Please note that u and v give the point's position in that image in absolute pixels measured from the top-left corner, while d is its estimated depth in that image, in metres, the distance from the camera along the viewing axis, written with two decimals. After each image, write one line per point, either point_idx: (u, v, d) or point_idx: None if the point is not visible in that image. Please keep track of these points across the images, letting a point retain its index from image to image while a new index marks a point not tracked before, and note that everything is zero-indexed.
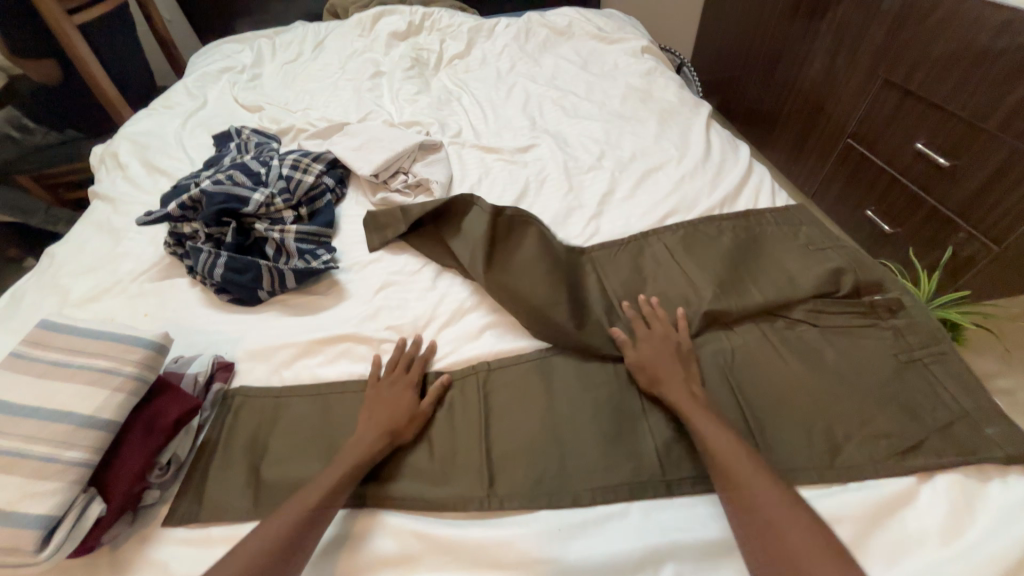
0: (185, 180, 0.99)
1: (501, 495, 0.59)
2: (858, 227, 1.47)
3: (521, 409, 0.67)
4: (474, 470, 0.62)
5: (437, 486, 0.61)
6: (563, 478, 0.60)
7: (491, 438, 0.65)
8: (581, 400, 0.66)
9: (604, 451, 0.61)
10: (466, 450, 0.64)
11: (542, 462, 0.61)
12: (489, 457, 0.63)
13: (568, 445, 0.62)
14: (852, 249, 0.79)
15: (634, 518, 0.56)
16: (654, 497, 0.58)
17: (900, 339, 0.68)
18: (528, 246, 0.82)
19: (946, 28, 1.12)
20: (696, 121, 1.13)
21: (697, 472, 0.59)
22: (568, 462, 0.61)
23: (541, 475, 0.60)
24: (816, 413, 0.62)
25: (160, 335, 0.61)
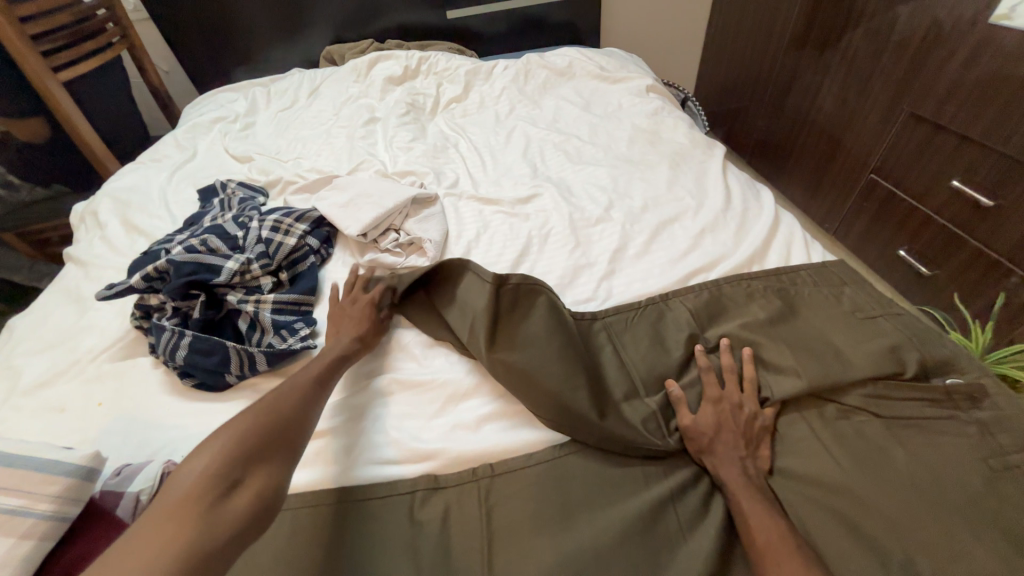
0: (156, 246, 0.91)
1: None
2: (890, 267, 1.36)
3: (528, 531, 0.54)
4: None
5: None
6: None
7: (492, 573, 0.52)
8: (602, 518, 0.54)
9: None
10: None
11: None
12: None
13: None
14: (909, 319, 0.68)
15: None
16: None
17: (989, 439, 0.55)
18: (537, 317, 0.70)
19: (978, 61, 1.04)
20: (711, 164, 1.05)
21: None
22: None
23: None
24: (899, 543, 0.49)
25: (88, 457, 0.52)
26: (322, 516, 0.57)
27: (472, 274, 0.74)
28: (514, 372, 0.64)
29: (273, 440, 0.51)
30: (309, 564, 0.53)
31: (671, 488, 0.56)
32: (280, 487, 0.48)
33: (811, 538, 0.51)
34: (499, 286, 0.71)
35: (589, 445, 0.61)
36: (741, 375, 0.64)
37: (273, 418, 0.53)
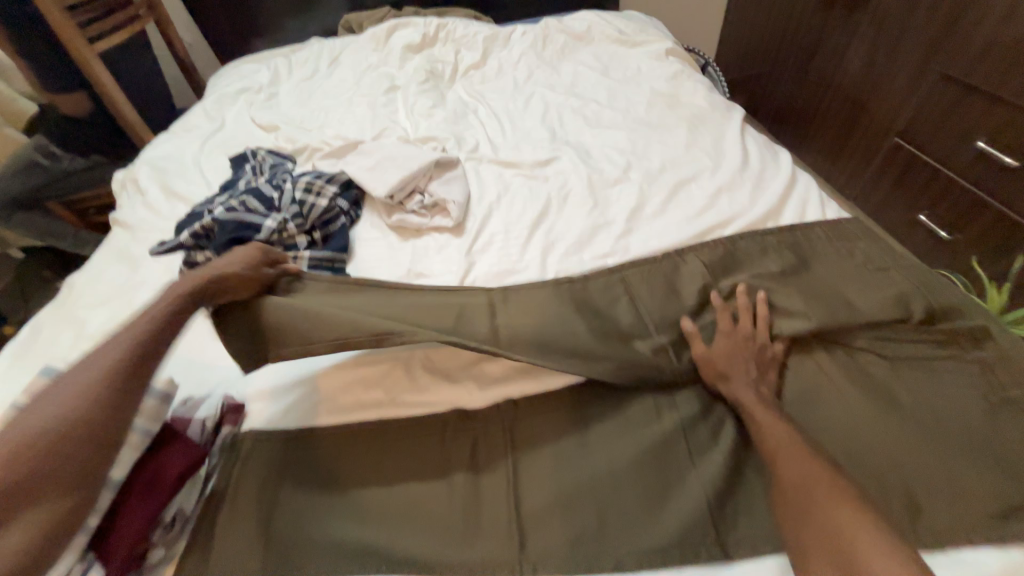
0: (200, 207, 0.98)
1: (531, 554, 0.52)
2: (909, 233, 1.36)
3: (552, 456, 0.59)
4: (503, 528, 0.55)
5: (461, 547, 0.54)
6: (603, 541, 0.52)
7: (520, 489, 0.58)
8: (620, 447, 0.59)
9: (647, 508, 0.54)
10: (493, 502, 0.57)
11: (579, 518, 0.54)
12: (519, 514, 0.56)
13: (607, 499, 0.55)
14: (919, 270, 0.70)
15: None
16: (709, 564, 0.50)
17: (990, 376, 0.58)
18: (559, 272, 0.75)
19: (1016, 13, 1.01)
20: (729, 126, 1.05)
21: (757, 532, 0.52)
22: (608, 521, 0.54)
23: (577, 537, 0.53)
24: (896, 466, 0.53)
25: (164, 383, 0.58)
26: (366, 442, 0.63)
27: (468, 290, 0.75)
28: (502, 341, 0.66)
29: (22, 477, 0.44)
30: (360, 483, 0.60)
31: (686, 419, 0.61)
32: (55, 514, 0.44)
33: None
34: (488, 294, 0.73)
35: (609, 383, 0.65)
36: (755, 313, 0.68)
37: (37, 439, 0.46)
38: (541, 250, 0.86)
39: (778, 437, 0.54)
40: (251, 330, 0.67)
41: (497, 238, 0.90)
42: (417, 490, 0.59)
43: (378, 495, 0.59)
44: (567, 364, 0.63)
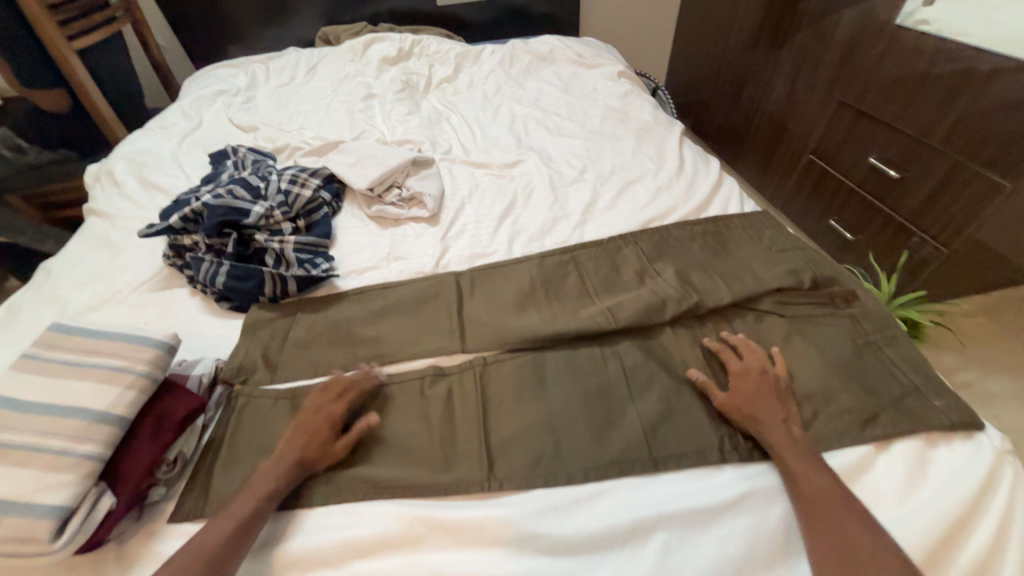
0: (185, 195, 1.03)
1: (497, 475, 0.61)
2: (824, 235, 1.58)
3: (516, 397, 0.69)
4: (473, 456, 0.64)
5: (441, 473, 0.62)
6: (558, 460, 0.62)
7: (489, 425, 0.67)
8: (574, 388, 0.69)
9: (595, 435, 0.64)
10: (465, 437, 0.66)
11: (538, 446, 0.63)
12: (489, 444, 0.65)
13: (561, 430, 0.65)
14: (810, 250, 0.87)
15: (621, 494, 0.58)
16: (643, 475, 0.61)
17: (857, 325, 0.73)
18: (519, 267, 0.91)
19: (891, 55, 1.24)
20: (670, 137, 1.22)
21: (682, 450, 0.63)
22: (562, 445, 0.63)
23: (538, 457, 0.62)
24: (786, 394, 0.66)
25: (170, 336, 0.64)
26: None
27: (451, 283, 0.88)
28: (464, 326, 0.80)
29: None
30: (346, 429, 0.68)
31: (628, 365, 0.72)
32: None
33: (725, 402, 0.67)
34: (457, 278, 0.89)
35: (562, 340, 0.75)
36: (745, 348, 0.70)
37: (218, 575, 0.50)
38: (508, 237, 0.98)
39: (791, 448, 0.59)
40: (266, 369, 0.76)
41: (469, 227, 1.01)
42: (397, 431, 0.67)
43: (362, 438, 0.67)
44: (517, 339, 0.75)
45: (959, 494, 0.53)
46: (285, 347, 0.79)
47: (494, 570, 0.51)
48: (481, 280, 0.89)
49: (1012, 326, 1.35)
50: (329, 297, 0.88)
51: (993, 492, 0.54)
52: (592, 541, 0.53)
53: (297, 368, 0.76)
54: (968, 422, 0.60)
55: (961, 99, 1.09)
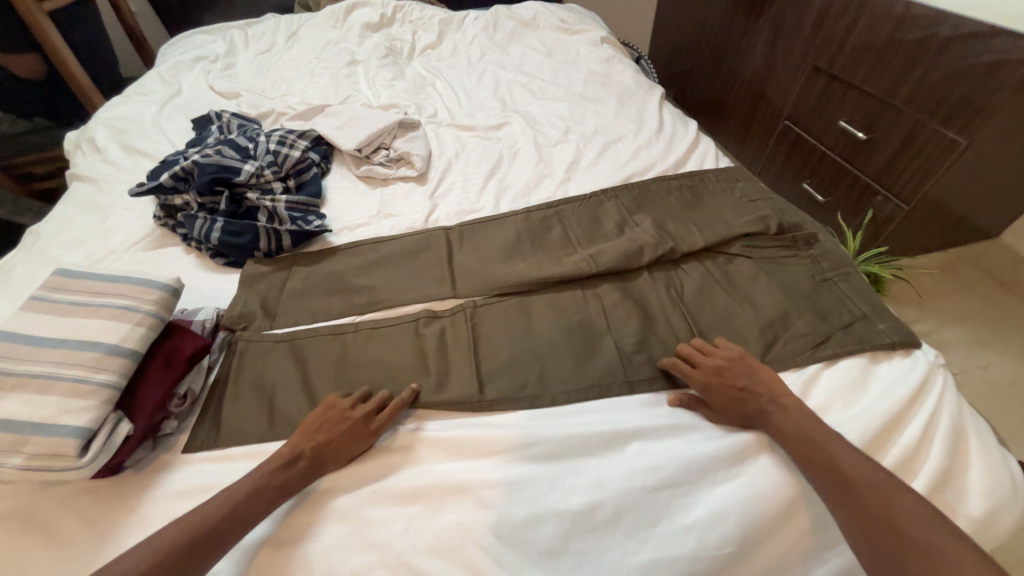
0: (173, 157, 1.04)
1: (487, 397, 0.67)
2: (798, 199, 1.65)
3: (504, 334, 0.74)
4: (464, 383, 0.69)
5: (435, 398, 0.67)
6: (543, 385, 0.68)
7: (480, 358, 0.72)
8: (557, 324, 0.74)
9: (576, 363, 0.70)
10: (457, 369, 0.71)
11: (524, 373, 0.69)
12: (479, 373, 0.70)
13: (545, 359, 0.70)
14: (778, 200, 0.92)
15: (598, 411, 0.65)
16: (620, 395, 0.67)
17: (817, 264, 0.80)
18: (505, 221, 0.95)
19: (859, 20, 1.29)
20: (650, 99, 1.26)
21: (653, 374, 0.69)
22: (547, 372, 0.69)
23: (524, 383, 0.68)
24: (749, 323, 0.72)
25: (173, 279, 0.67)
26: (350, 337, 0.75)
27: (440, 237, 0.92)
28: (454, 275, 0.85)
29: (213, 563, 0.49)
30: (347, 365, 0.72)
31: (607, 303, 0.77)
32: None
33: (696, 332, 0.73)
34: (447, 233, 0.93)
35: (548, 283, 0.80)
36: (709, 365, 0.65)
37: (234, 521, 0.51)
38: (495, 194, 1.01)
39: (814, 430, 0.57)
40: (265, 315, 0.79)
41: (457, 186, 1.04)
42: (393, 365, 0.71)
43: (360, 373, 0.71)
44: (505, 284, 0.80)
45: (894, 397, 0.61)
46: (283, 296, 0.82)
47: (489, 475, 0.57)
48: (469, 233, 0.93)
49: (966, 281, 1.45)
50: (323, 251, 0.91)
51: (924, 397, 0.62)
52: (575, 446, 0.59)
53: (294, 316, 0.79)
54: (905, 341, 0.68)
55: (922, 61, 1.15)
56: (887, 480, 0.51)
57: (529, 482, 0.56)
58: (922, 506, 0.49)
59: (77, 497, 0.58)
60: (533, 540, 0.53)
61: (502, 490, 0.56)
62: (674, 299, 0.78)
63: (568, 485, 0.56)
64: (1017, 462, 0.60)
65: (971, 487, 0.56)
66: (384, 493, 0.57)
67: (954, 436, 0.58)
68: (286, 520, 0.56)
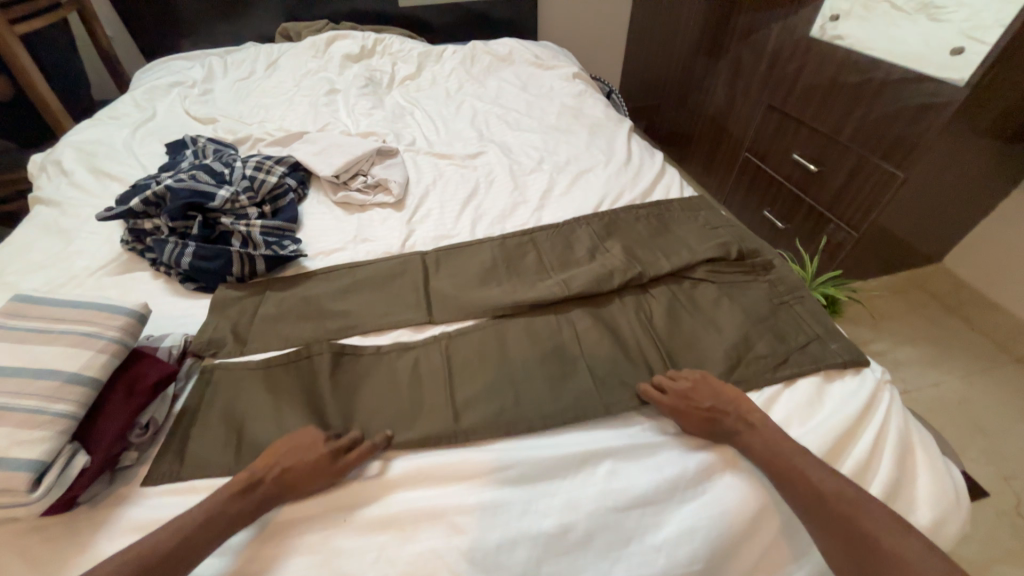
0: (144, 181, 1.03)
1: (462, 427, 0.66)
2: (760, 226, 1.75)
3: (479, 363, 0.74)
4: (439, 412, 0.68)
5: (408, 429, 0.66)
6: (518, 412, 0.68)
7: (455, 388, 0.71)
8: (532, 354, 0.75)
9: (552, 390, 0.71)
10: (431, 398, 0.70)
11: (499, 401, 0.69)
12: (455, 403, 0.69)
13: (521, 387, 0.71)
14: (738, 228, 0.98)
15: (574, 437, 0.65)
16: (595, 423, 0.68)
17: (774, 288, 0.85)
18: (481, 247, 0.97)
19: (807, 64, 1.41)
20: (619, 132, 1.33)
21: (629, 401, 0.69)
22: (522, 399, 0.69)
23: (500, 410, 0.68)
24: (715, 347, 0.76)
25: (140, 305, 0.66)
26: (320, 364, 0.74)
27: (417, 261, 0.93)
28: (430, 300, 0.86)
29: None
30: (319, 393, 0.71)
31: (581, 331, 0.79)
32: None
33: (671, 361, 0.75)
34: (423, 257, 0.95)
35: (523, 312, 0.82)
36: (676, 391, 0.67)
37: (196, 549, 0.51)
38: (471, 220, 1.04)
39: (786, 448, 0.58)
40: (237, 341, 0.78)
41: (434, 212, 1.07)
42: (367, 393, 0.71)
43: (332, 404, 0.69)
44: (480, 310, 0.82)
45: (846, 412, 0.65)
46: (254, 322, 0.82)
47: (462, 500, 0.57)
48: (445, 258, 0.95)
49: (914, 302, 1.55)
50: (297, 276, 0.91)
51: (873, 412, 0.66)
52: (548, 469, 0.60)
53: (267, 341, 0.78)
54: (856, 360, 0.72)
55: (862, 101, 1.26)
56: (852, 488, 0.54)
57: (502, 506, 0.57)
58: (886, 510, 0.52)
59: (24, 537, 0.55)
60: (506, 564, 0.53)
61: (475, 515, 0.56)
62: (643, 323, 0.80)
63: (540, 509, 0.57)
64: (959, 471, 0.65)
65: (918, 496, 0.60)
66: (356, 521, 0.56)
67: (901, 448, 0.62)
68: (250, 552, 0.54)
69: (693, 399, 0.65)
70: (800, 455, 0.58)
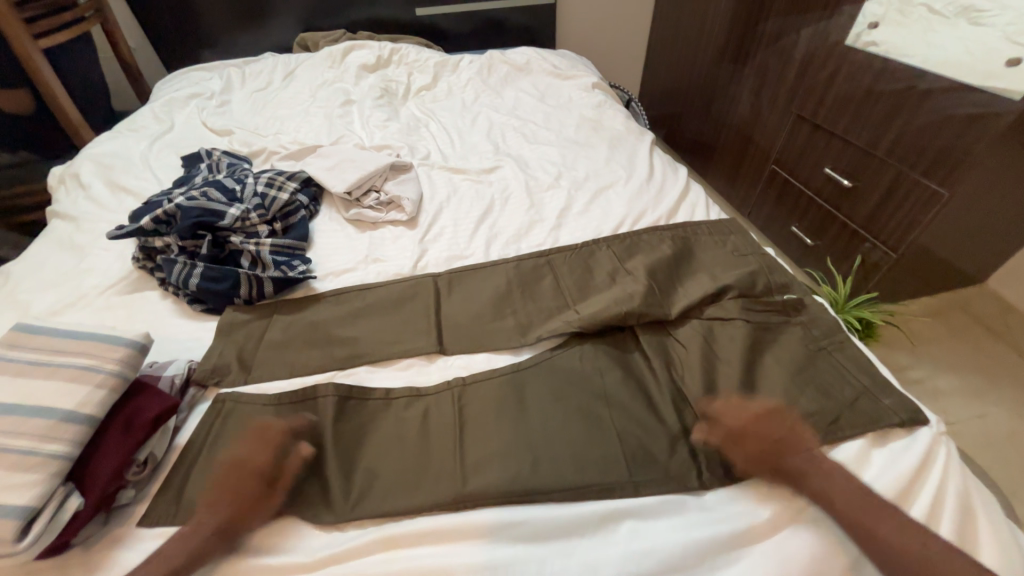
0: (157, 197, 1.02)
1: (470, 492, 0.59)
2: (787, 241, 1.67)
3: (495, 420, 0.66)
4: (446, 476, 0.61)
5: (412, 494, 0.60)
6: (537, 478, 0.59)
7: (466, 446, 0.64)
8: (554, 410, 0.67)
9: (576, 453, 0.62)
10: (439, 456, 0.63)
11: (514, 465, 0.61)
12: (464, 464, 0.62)
13: (540, 446, 0.63)
14: (769, 257, 0.92)
15: (596, 509, 0.57)
16: (626, 500, 0.59)
17: (809, 332, 0.77)
18: (495, 270, 0.93)
19: (841, 74, 1.33)
20: (641, 146, 1.28)
21: (661, 475, 0.61)
22: (541, 463, 0.61)
23: (516, 475, 0.59)
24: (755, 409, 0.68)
25: (141, 335, 0.63)
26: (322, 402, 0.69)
27: (429, 285, 0.90)
28: (441, 327, 0.82)
29: None
30: (320, 441, 0.65)
31: (609, 383, 0.71)
32: None
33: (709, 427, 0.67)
34: (435, 280, 0.91)
35: (545, 360, 0.75)
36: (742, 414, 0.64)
37: None
38: (485, 240, 1.00)
39: (861, 499, 0.55)
40: (243, 370, 0.75)
41: (447, 231, 1.03)
42: (372, 441, 0.66)
43: (333, 455, 0.64)
44: (494, 344, 0.78)
45: (898, 470, 0.59)
46: (261, 348, 0.79)
47: (470, 557, 0.53)
48: (458, 281, 0.91)
49: (956, 326, 1.45)
50: (306, 298, 0.88)
51: (929, 470, 0.60)
52: (563, 527, 0.55)
53: (273, 370, 0.75)
54: (912, 418, 0.65)
55: (902, 112, 1.19)
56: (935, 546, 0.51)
57: (514, 566, 0.52)
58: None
59: None
60: None
61: None
62: (671, 368, 0.74)
63: (556, 571, 0.52)
64: None
65: None
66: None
67: (962, 512, 0.56)
68: None
69: (758, 428, 0.62)
70: (874, 508, 0.54)
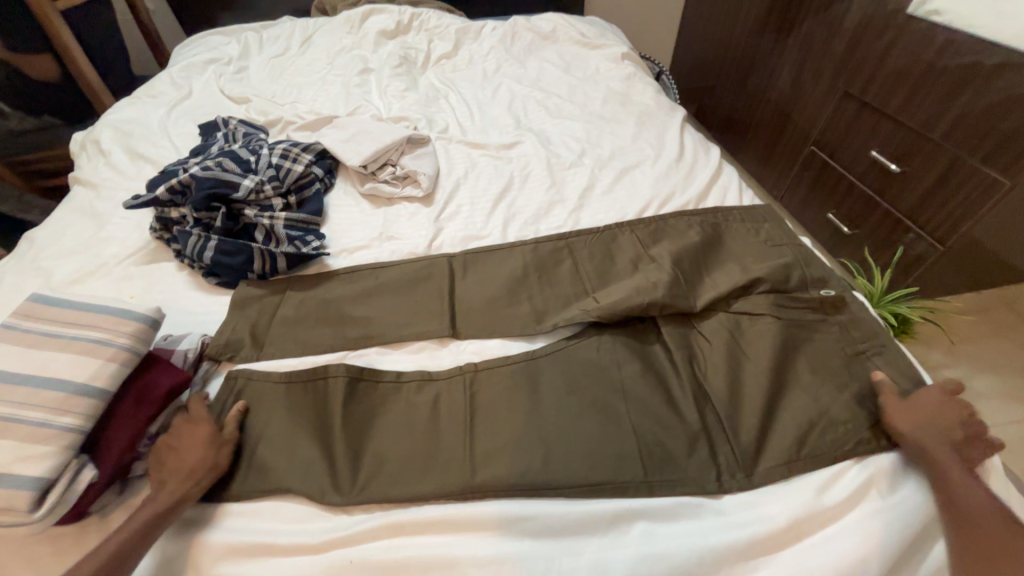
0: (173, 166, 1.01)
1: (479, 483, 0.57)
2: (822, 229, 1.57)
3: (507, 409, 0.64)
4: (456, 463, 0.60)
5: (420, 481, 0.59)
6: (549, 472, 0.58)
7: (477, 433, 0.63)
8: (568, 402, 0.65)
9: (590, 448, 0.60)
10: (448, 444, 0.62)
11: (525, 458, 0.59)
12: (475, 453, 0.61)
13: (553, 439, 0.61)
14: (805, 248, 0.86)
15: (608, 507, 0.55)
16: (641, 500, 0.57)
17: (846, 333, 0.72)
18: (513, 252, 0.89)
19: (899, 46, 1.21)
20: (671, 123, 1.20)
21: (678, 474, 0.59)
22: (553, 457, 0.59)
23: (526, 468, 0.58)
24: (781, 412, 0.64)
25: (152, 309, 0.63)
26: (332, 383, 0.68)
27: (444, 265, 0.87)
28: (455, 310, 0.80)
29: None
30: (330, 423, 0.65)
31: (627, 375, 0.68)
32: None
33: (732, 426, 0.63)
34: (450, 260, 0.88)
35: (561, 349, 0.72)
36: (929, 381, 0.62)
37: None
38: (502, 220, 0.96)
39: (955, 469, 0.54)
40: (254, 347, 0.74)
41: (463, 209, 0.99)
42: (382, 426, 0.65)
43: (341, 438, 0.63)
44: (509, 330, 0.75)
45: None
46: (273, 324, 0.78)
47: (477, 551, 0.52)
48: (473, 263, 0.88)
49: (1000, 325, 1.36)
50: (319, 275, 0.87)
51: None
52: (574, 525, 0.54)
53: (284, 348, 0.75)
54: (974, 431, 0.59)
55: (966, 91, 1.07)
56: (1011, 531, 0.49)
57: (521, 562, 0.51)
58: None
59: (35, 545, 0.54)
60: None
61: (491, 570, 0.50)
62: (693, 364, 0.70)
63: (563, 570, 0.51)
64: None
65: None
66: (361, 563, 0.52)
67: None
68: None
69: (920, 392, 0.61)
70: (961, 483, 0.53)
